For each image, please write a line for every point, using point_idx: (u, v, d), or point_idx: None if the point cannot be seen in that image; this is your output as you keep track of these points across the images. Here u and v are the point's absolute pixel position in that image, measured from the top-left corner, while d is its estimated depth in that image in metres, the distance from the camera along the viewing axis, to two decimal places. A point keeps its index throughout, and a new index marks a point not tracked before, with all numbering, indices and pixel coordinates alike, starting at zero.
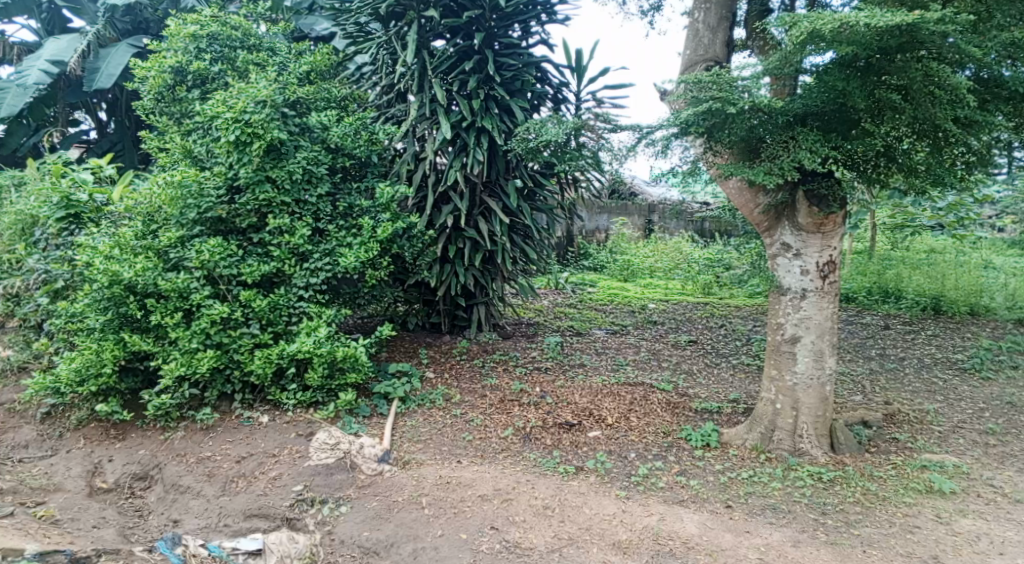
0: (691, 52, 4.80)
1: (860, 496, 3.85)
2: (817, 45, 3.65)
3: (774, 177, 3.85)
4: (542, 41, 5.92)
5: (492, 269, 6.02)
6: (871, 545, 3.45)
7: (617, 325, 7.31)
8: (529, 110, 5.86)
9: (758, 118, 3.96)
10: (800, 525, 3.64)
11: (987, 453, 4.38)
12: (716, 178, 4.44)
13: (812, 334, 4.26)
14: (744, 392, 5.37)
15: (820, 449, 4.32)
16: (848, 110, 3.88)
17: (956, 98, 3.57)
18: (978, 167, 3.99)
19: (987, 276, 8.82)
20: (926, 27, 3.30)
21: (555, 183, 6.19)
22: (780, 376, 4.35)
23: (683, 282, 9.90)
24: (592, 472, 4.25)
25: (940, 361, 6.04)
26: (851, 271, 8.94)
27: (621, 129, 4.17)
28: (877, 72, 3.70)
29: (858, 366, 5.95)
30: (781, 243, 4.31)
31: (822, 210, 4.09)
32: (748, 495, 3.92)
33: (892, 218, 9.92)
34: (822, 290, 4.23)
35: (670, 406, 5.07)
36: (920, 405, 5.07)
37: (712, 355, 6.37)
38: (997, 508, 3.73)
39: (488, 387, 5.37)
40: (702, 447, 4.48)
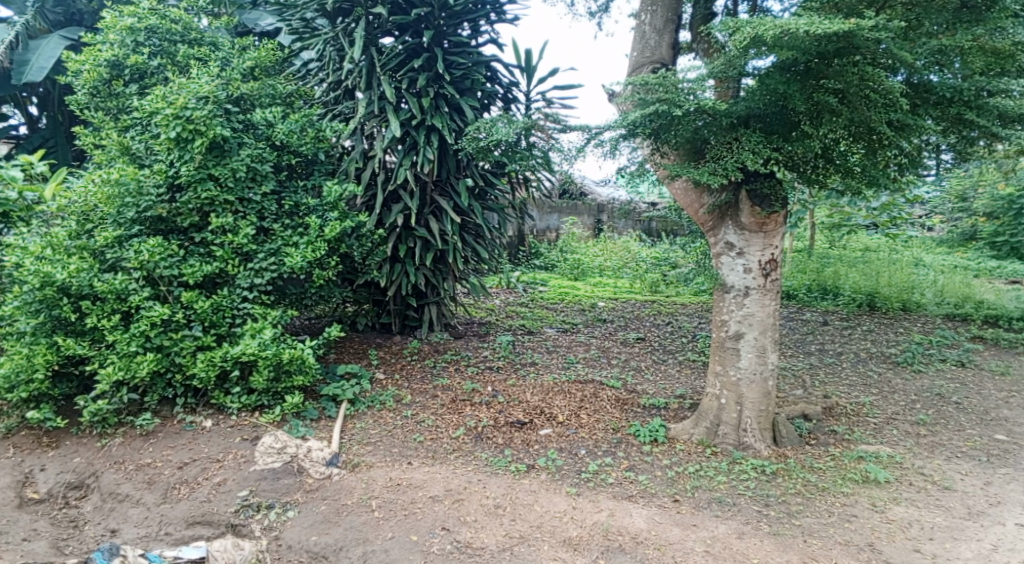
0: (637, 54, 4.87)
1: (801, 488, 3.98)
2: (758, 50, 3.72)
3: (719, 178, 3.94)
4: (492, 40, 5.92)
5: (443, 269, 6.00)
6: (811, 535, 3.56)
7: (568, 324, 7.38)
8: (479, 109, 5.85)
9: (702, 119, 4.04)
10: (744, 518, 3.73)
11: (918, 443, 4.57)
12: (663, 178, 4.52)
13: (755, 331, 4.38)
14: (690, 387, 5.48)
15: (763, 442, 4.44)
16: (788, 113, 3.99)
17: (889, 102, 3.72)
18: (909, 168, 4.18)
19: (919, 273, 9.21)
20: (862, 33, 3.42)
21: (506, 183, 6.21)
22: (724, 372, 4.46)
23: (632, 281, 10.04)
24: (543, 469, 4.28)
25: (875, 355, 6.29)
26: (791, 269, 9.22)
27: (571, 129, 4.20)
28: (815, 76, 3.79)
29: (798, 362, 6.14)
30: (724, 242, 4.42)
31: (764, 209, 4.20)
32: (694, 489, 4.00)
33: (830, 217, 10.08)
34: (764, 288, 4.35)
35: (619, 403, 5.14)
36: (856, 398, 5.26)
37: (659, 352, 6.48)
38: (928, 495, 3.90)
39: (439, 387, 5.35)
40: (650, 442, 4.55)
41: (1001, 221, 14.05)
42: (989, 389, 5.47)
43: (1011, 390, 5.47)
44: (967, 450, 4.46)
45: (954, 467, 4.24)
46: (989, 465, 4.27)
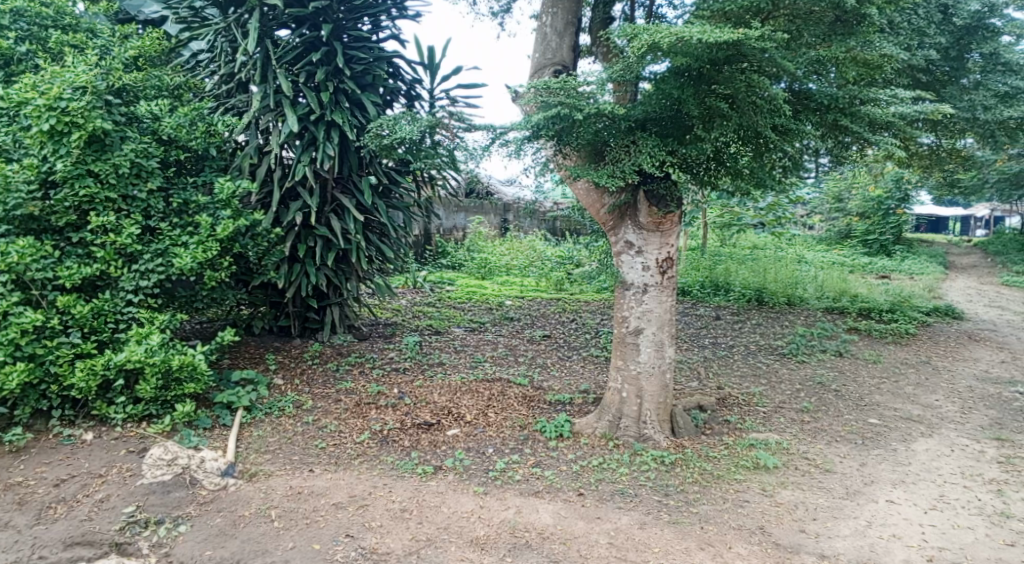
0: (540, 55, 4.91)
1: (697, 476, 4.14)
2: (654, 55, 3.81)
3: (617, 180, 4.04)
4: (393, 36, 5.84)
5: (345, 269, 5.86)
6: (707, 522, 3.71)
7: (475, 323, 7.38)
8: (381, 105, 5.76)
9: (602, 122, 4.15)
10: (646, 508, 3.84)
11: (803, 429, 4.86)
12: (565, 179, 4.59)
13: (653, 326, 4.52)
14: (593, 382, 5.61)
15: (662, 433, 4.60)
16: (683, 117, 4.13)
17: (774, 108, 3.92)
18: (792, 170, 4.43)
19: (802, 269, 9.82)
20: (749, 43, 3.57)
21: (411, 181, 6.14)
22: (625, 366, 4.59)
23: (538, 278, 10.17)
24: (450, 470, 4.25)
25: (763, 347, 6.65)
26: (686, 266, 9.62)
27: (475, 129, 4.18)
28: (707, 81, 3.91)
29: (694, 355, 6.41)
30: (625, 241, 4.53)
31: (660, 210, 4.33)
32: (598, 482, 4.08)
33: (720, 217, 10.48)
34: (662, 284, 4.50)
35: (526, 400, 5.19)
36: (747, 389, 5.54)
37: (564, 348, 6.59)
38: (812, 478, 4.16)
39: (342, 391, 5.22)
40: (555, 438, 4.61)
41: (872, 220, 15.25)
42: (863, 377, 5.90)
43: (881, 376, 5.92)
44: (844, 434, 4.78)
45: (834, 451, 4.53)
46: (863, 447, 4.59)
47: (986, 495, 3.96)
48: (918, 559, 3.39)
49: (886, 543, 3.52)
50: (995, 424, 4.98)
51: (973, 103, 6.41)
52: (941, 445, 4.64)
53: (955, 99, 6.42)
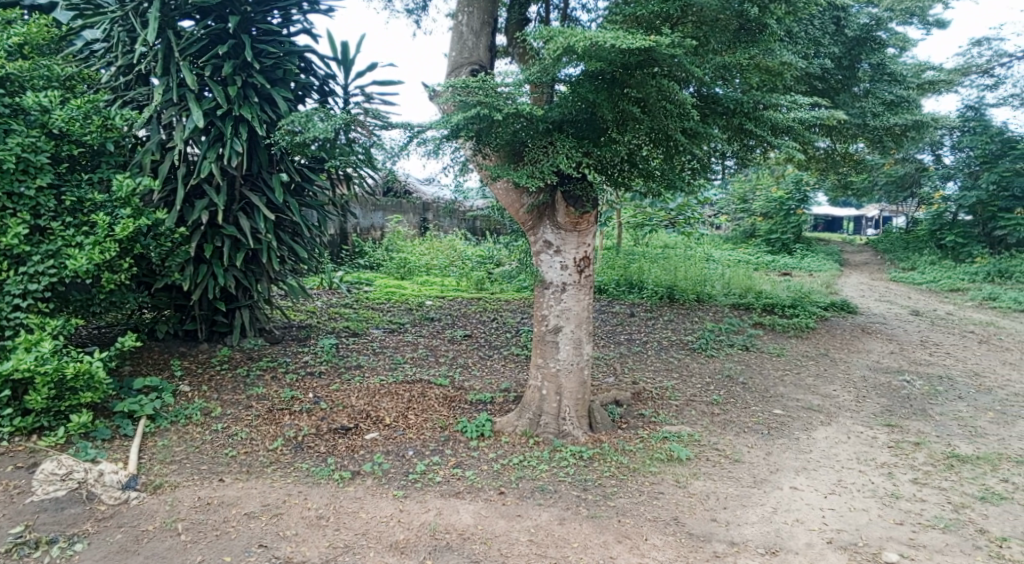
0: (456, 54, 4.89)
1: (614, 470, 4.23)
2: (570, 58, 3.86)
3: (537, 180, 4.06)
4: (305, 30, 5.68)
5: (256, 270, 5.66)
6: (624, 515, 3.78)
7: (394, 324, 7.27)
8: (293, 101, 5.59)
9: (519, 123, 4.15)
10: (565, 504, 3.89)
11: (713, 421, 5.05)
12: (483, 178, 4.59)
13: (571, 324, 4.59)
14: (514, 380, 5.63)
15: (581, 429, 4.66)
16: (597, 119, 4.19)
17: (683, 112, 4.05)
18: (701, 172, 4.59)
19: (711, 267, 10.21)
20: (660, 48, 3.65)
21: (326, 179, 5.99)
22: (545, 364, 4.64)
23: (458, 278, 10.14)
24: (368, 475, 4.17)
25: (675, 342, 6.87)
26: (603, 265, 9.83)
27: (392, 126, 4.12)
28: (620, 85, 3.98)
29: (610, 351, 6.55)
30: (543, 240, 4.57)
31: (577, 210, 4.40)
32: (518, 480, 4.11)
33: (634, 217, 10.79)
34: (580, 283, 4.57)
35: (446, 400, 5.16)
36: (660, 383, 5.70)
37: (485, 347, 6.60)
38: (721, 468, 4.32)
39: (254, 397, 5.04)
40: (476, 437, 4.61)
41: (774, 220, 16.05)
42: (768, 369, 6.18)
43: (784, 369, 6.23)
44: (752, 425, 4.99)
45: (742, 441, 4.73)
46: (768, 437, 4.81)
47: (879, 478, 4.22)
48: (819, 541, 3.56)
49: (790, 527, 3.68)
50: (886, 411, 5.32)
51: (863, 110, 6.81)
52: (839, 432, 4.91)
53: (848, 106, 6.81)
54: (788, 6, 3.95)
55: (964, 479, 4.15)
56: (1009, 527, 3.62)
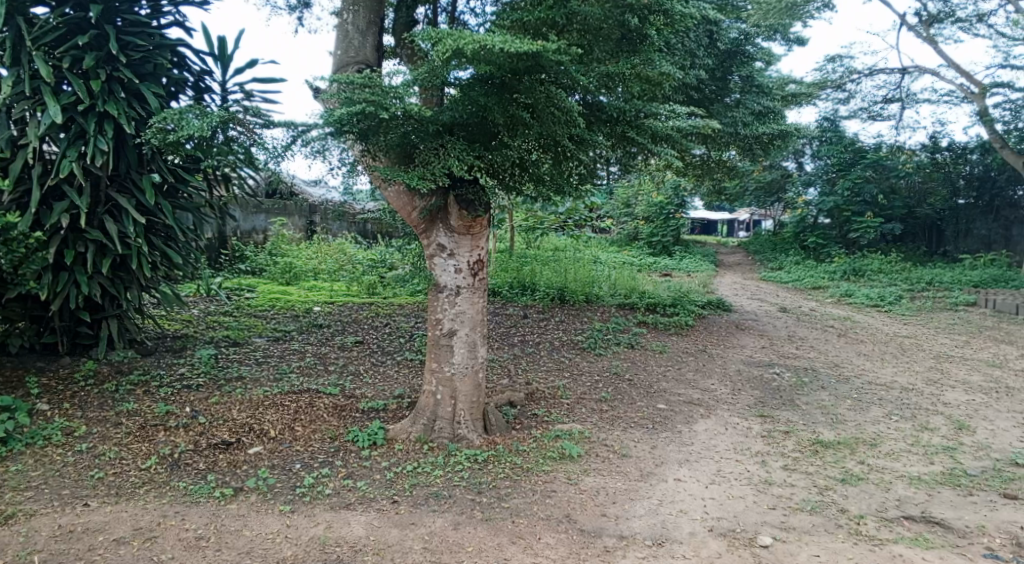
0: (341, 53, 4.77)
1: (509, 471, 4.26)
2: (459, 61, 3.84)
3: (428, 182, 4.00)
4: (177, 23, 5.37)
5: (124, 277, 5.26)
6: (518, 515, 3.82)
7: (279, 332, 6.98)
8: (165, 97, 5.25)
9: (409, 125, 4.08)
10: (459, 508, 3.87)
11: (602, 417, 5.20)
12: (373, 181, 4.49)
13: (466, 327, 4.58)
14: (408, 386, 5.55)
15: (476, 432, 4.67)
16: (487, 124, 4.21)
17: (571, 119, 4.13)
18: (588, 177, 4.74)
19: (599, 269, 10.53)
20: (547, 55, 3.69)
21: (202, 180, 5.66)
22: (439, 368, 4.61)
23: (348, 282, 9.89)
24: (253, 491, 3.98)
25: (566, 342, 7.03)
26: (495, 268, 9.92)
27: (274, 125, 3.95)
28: (510, 90, 4.00)
29: (503, 353, 6.60)
30: (436, 244, 4.52)
31: (470, 214, 4.36)
32: (412, 487, 4.05)
33: (526, 221, 10.96)
34: (473, 286, 4.57)
35: (336, 410, 5.01)
36: (552, 383, 5.81)
37: (377, 353, 6.47)
38: (610, 463, 4.45)
39: (123, 413, 4.68)
40: (368, 446, 4.50)
41: (655, 223, 16.79)
42: (653, 366, 6.44)
43: (668, 365, 6.51)
44: (638, 421, 5.18)
45: (629, 436, 4.90)
46: (653, 431, 5.01)
47: (753, 466, 4.49)
48: (701, 529, 3.75)
49: (674, 518, 3.85)
50: (759, 403, 5.68)
51: (735, 120, 7.25)
52: (717, 424, 5.19)
53: (721, 116, 7.24)
54: (666, 19, 4.09)
55: (828, 463, 4.50)
56: (866, 505, 3.95)
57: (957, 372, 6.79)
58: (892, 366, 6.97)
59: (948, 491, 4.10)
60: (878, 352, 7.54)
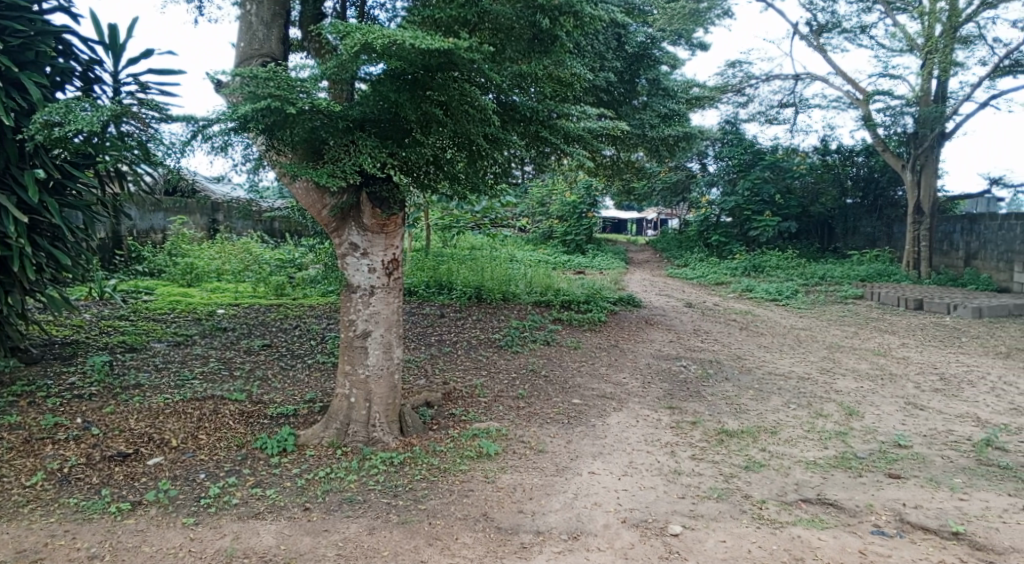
0: (245, 45, 4.57)
1: (425, 472, 4.22)
2: (369, 56, 3.76)
3: (338, 179, 3.91)
4: (62, 9, 5.01)
5: (5, 281, 4.86)
6: (435, 516, 3.78)
7: (180, 337, 6.63)
8: (49, 87, 4.89)
9: (318, 119, 3.93)
10: (374, 513, 3.79)
11: (519, 414, 5.24)
12: (280, 178, 4.32)
13: (380, 328, 4.50)
14: (319, 390, 5.39)
15: (392, 434, 4.60)
16: (400, 120, 4.14)
17: (485, 117, 4.13)
18: (502, 176, 4.77)
19: (514, 267, 10.59)
20: (460, 53, 3.66)
21: (94, 176, 5.31)
22: (353, 371, 4.51)
23: (254, 283, 9.51)
24: (152, 504, 3.76)
25: (482, 340, 7.03)
26: (411, 267, 9.83)
27: (171, 119, 3.76)
28: (422, 87, 3.96)
29: (420, 353, 6.53)
30: (348, 242, 4.42)
31: (384, 211, 4.33)
32: (325, 494, 3.94)
33: (442, 219, 10.90)
34: (388, 286, 4.49)
35: (243, 416, 4.82)
36: (469, 381, 5.80)
37: (287, 357, 6.25)
38: (527, 460, 4.49)
39: (4, 427, 4.33)
40: (278, 453, 4.36)
41: (569, 222, 17.10)
42: (567, 362, 6.55)
43: (582, 360, 6.64)
44: (554, 416, 5.25)
45: (545, 432, 4.96)
46: (568, 426, 5.09)
47: (663, 456, 4.64)
48: (615, 521, 3.83)
49: (589, 511, 3.92)
50: (668, 395, 5.88)
51: (643, 122, 7.50)
52: (629, 417, 5.33)
53: (630, 118, 7.46)
54: (577, 21, 4.12)
55: (732, 452, 4.71)
56: (767, 490, 4.15)
57: (847, 361, 7.26)
58: (789, 356, 7.38)
59: (841, 474, 4.37)
60: (776, 344, 7.96)
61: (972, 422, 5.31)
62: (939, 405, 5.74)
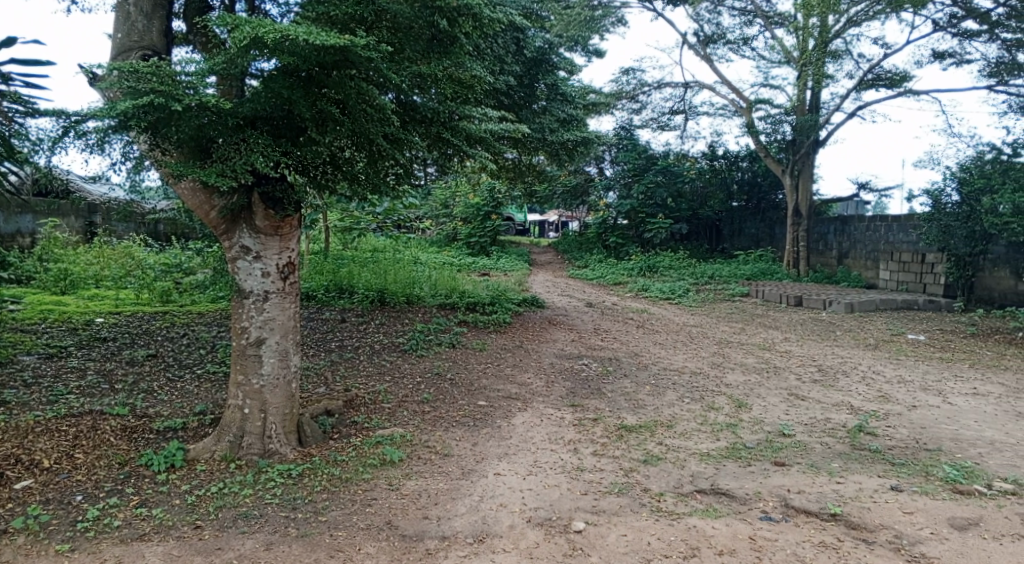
0: (123, 37, 4.28)
1: (326, 483, 4.10)
2: (261, 52, 3.60)
3: (228, 180, 3.72)
4: None
5: None
6: (336, 528, 3.67)
7: (53, 348, 6.12)
8: None
9: (206, 117, 3.72)
10: (271, 527, 3.64)
11: (424, 419, 5.18)
12: (165, 178, 4.07)
13: (276, 335, 4.33)
14: (211, 402, 5.11)
15: (289, 445, 4.43)
16: (295, 118, 3.98)
17: (384, 117, 4.05)
18: (404, 177, 4.70)
19: (417, 269, 10.48)
20: (356, 50, 3.57)
21: None
22: (246, 381, 4.31)
23: (138, 290, 8.92)
24: (20, 532, 3.45)
25: (386, 345, 6.91)
26: (309, 271, 9.54)
27: (40, 114, 3.47)
28: (317, 84, 3.83)
29: (320, 360, 6.34)
30: (240, 246, 4.22)
31: (278, 213, 4.17)
32: (217, 510, 3.74)
33: (341, 221, 10.63)
34: (284, 291, 4.34)
35: (125, 432, 4.50)
36: (372, 387, 5.69)
37: (174, 367, 5.90)
38: (432, 465, 4.44)
39: None
40: (165, 470, 4.10)
41: (472, 224, 17.17)
42: (472, 364, 6.54)
43: (486, 362, 6.65)
44: (460, 419, 5.24)
45: (451, 435, 4.93)
46: (474, 428, 5.09)
47: (567, 454, 4.72)
48: (520, 521, 3.86)
49: (495, 512, 3.93)
50: (570, 393, 5.99)
51: (543, 126, 7.62)
52: (533, 416, 5.39)
53: (530, 122, 7.55)
54: (475, 22, 4.12)
55: (632, 446, 4.85)
56: (665, 483, 4.31)
57: (736, 355, 7.66)
58: (684, 353, 7.70)
59: (731, 463, 4.60)
60: (671, 341, 8.28)
61: (846, 409, 5.73)
62: (818, 395, 6.16)
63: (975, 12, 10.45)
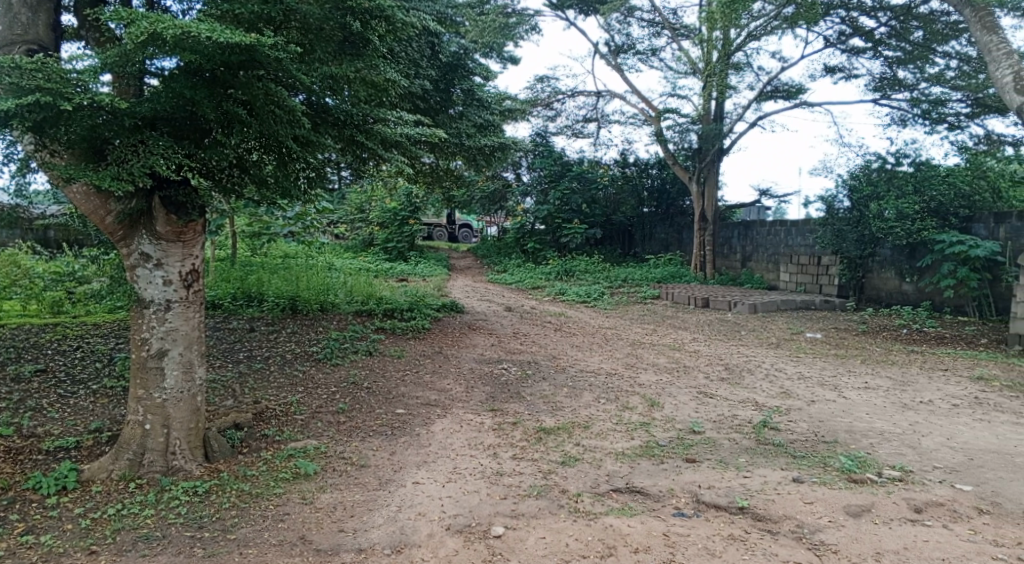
0: (3, 29, 3.98)
1: (235, 499, 3.93)
2: (159, 49, 3.43)
3: (124, 183, 3.52)
4: None
5: None
6: (246, 545, 3.53)
7: None
8: None
9: (100, 116, 3.52)
10: (175, 548, 3.46)
11: (339, 430, 5.05)
12: (54, 181, 3.80)
13: (178, 346, 4.12)
14: (108, 418, 4.81)
15: (195, 461, 4.22)
16: (199, 119, 3.81)
17: (293, 119, 3.89)
18: (316, 181, 4.56)
19: (331, 275, 10.23)
20: (263, 49, 3.46)
21: None
22: (147, 395, 4.08)
23: (25, 300, 8.30)
24: None
25: (299, 354, 6.70)
26: (215, 278, 9.14)
27: None
28: (223, 84, 3.67)
29: (228, 372, 6.08)
30: (139, 252, 4.00)
31: (180, 218, 3.98)
32: (115, 533, 3.53)
33: (250, 226, 10.25)
34: (187, 300, 4.13)
35: (10, 454, 4.18)
36: (284, 399, 5.50)
37: (67, 383, 5.51)
38: (348, 476, 4.34)
39: None
40: (56, 493, 3.84)
41: (389, 229, 16.95)
42: (390, 371, 6.44)
43: (404, 369, 6.56)
44: (376, 428, 5.14)
45: (367, 445, 4.83)
46: (391, 437, 5.00)
47: (486, 459, 4.72)
48: (439, 529, 3.82)
49: (413, 522, 3.87)
50: (490, 398, 5.99)
51: (459, 131, 7.61)
52: (452, 423, 5.36)
53: (446, 126, 7.51)
54: (388, 25, 4.08)
55: (550, 448, 4.91)
56: (583, 484, 4.37)
57: (648, 356, 7.87)
58: (599, 354, 7.86)
59: (645, 461, 4.72)
60: (587, 343, 8.44)
61: (752, 406, 6.00)
62: (726, 392, 6.43)
63: (861, 30, 11.21)
